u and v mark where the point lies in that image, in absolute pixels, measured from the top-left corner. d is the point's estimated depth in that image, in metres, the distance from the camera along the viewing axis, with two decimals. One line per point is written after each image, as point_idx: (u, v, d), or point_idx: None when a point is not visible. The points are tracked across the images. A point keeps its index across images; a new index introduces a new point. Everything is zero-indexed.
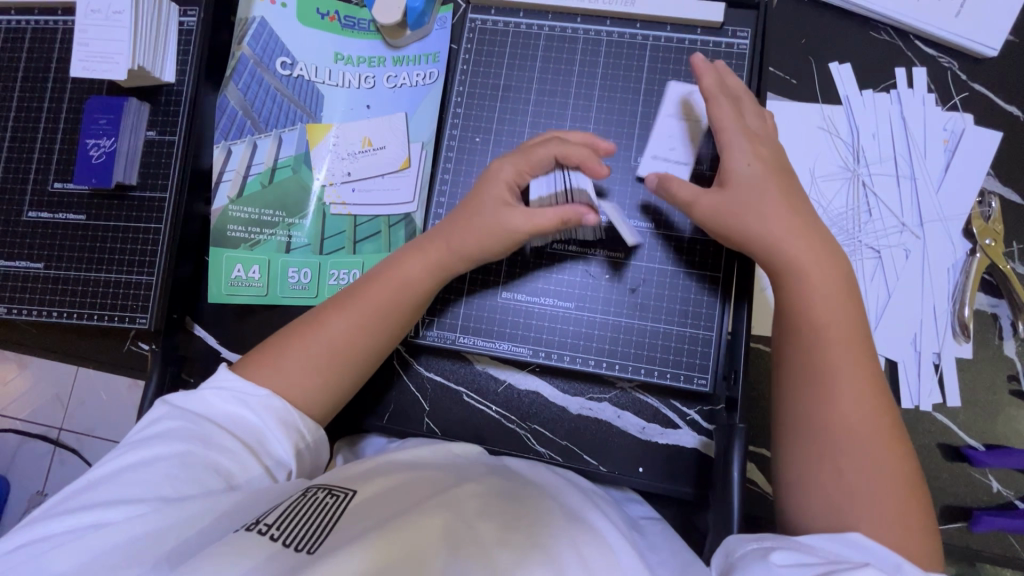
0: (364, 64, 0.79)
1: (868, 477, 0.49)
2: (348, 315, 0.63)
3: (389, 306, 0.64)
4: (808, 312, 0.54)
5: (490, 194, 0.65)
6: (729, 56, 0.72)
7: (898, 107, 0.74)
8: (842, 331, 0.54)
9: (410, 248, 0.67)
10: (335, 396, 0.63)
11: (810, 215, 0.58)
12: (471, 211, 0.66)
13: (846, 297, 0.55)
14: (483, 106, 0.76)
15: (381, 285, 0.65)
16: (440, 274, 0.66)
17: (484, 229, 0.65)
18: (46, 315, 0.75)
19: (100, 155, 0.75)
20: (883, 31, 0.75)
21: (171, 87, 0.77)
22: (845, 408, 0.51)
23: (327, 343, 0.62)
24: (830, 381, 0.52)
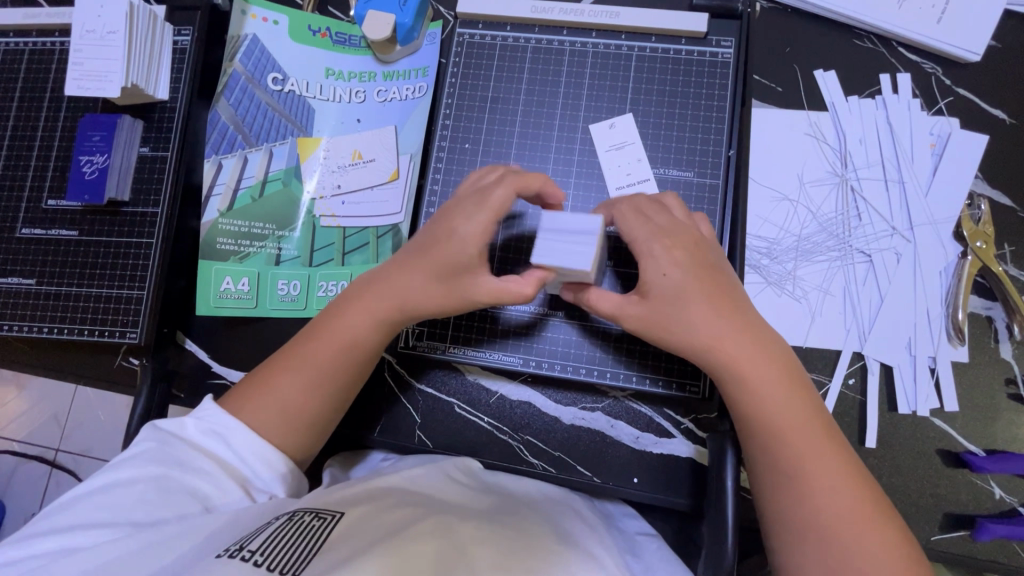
0: (355, 79, 0.81)
1: (839, 535, 0.50)
2: (297, 371, 0.61)
3: (339, 362, 0.62)
4: (752, 405, 0.54)
5: (455, 246, 0.60)
6: (714, 65, 0.73)
7: (884, 112, 0.74)
8: (788, 412, 0.54)
9: (352, 298, 0.64)
10: (309, 438, 0.62)
11: (734, 311, 0.57)
12: (427, 261, 0.61)
13: (780, 381, 0.55)
14: (472, 117, 0.77)
15: (328, 342, 0.62)
16: (384, 325, 0.63)
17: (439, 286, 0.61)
18: (37, 331, 0.75)
19: (93, 171, 0.75)
20: (865, 39, 0.76)
21: (165, 104, 0.78)
22: (807, 470, 0.52)
23: (281, 404, 0.60)
24: (798, 469, 0.52)
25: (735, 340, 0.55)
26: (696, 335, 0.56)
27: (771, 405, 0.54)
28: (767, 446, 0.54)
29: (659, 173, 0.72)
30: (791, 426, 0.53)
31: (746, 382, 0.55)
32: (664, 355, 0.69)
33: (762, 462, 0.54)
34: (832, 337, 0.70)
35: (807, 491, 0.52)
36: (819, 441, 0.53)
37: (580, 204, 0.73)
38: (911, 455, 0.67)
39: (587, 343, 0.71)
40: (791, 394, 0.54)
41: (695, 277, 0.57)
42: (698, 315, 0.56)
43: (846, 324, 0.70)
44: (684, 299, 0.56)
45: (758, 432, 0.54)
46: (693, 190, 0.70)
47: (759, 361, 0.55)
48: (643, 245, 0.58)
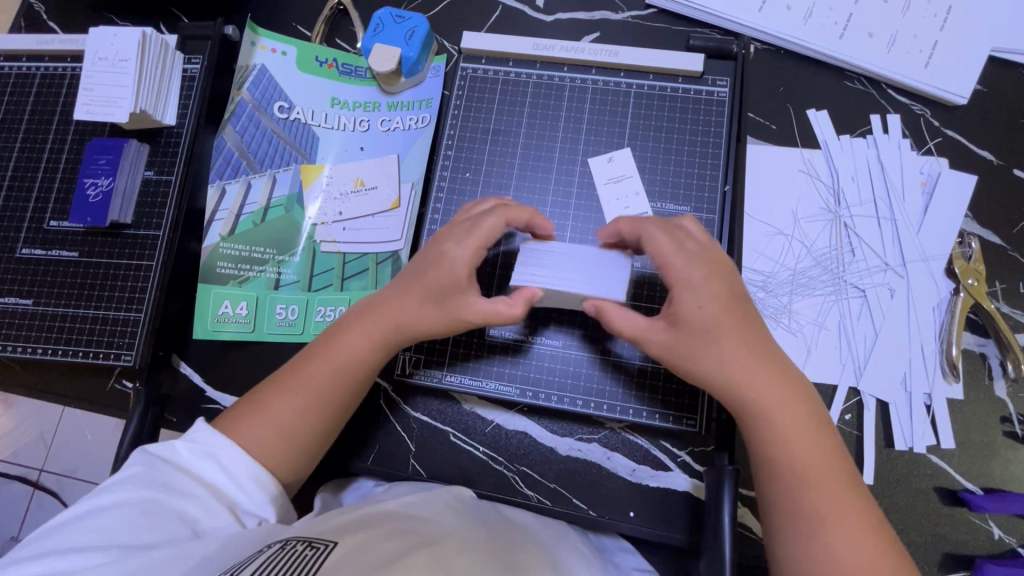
0: (360, 108, 0.83)
1: None
2: (296, 392, 0.62)
3: (335, 383, 0.63)
4: (780, 444, 0.54)
5: (449, 269, 0.62)
6: (710, 103, 0.75)
7: (875, 151, 0.76)
8: (813, 453, 0.54)
9: (350, 321, 0.65)
10: (300, 464, 0.62)
11: (767, 348, 0.57)
12: (422, 284, 0.63)
13: (808, 420, 0.55)
14: (473, 149, 0.79)
15: (326, 363, 0.63)
16: (382, 347, 0.64)
17: (433, 306, 0.63)
18: (31, 352, 0.75)
19: (97, 194, 0.76)
20: (856, 80, 0.78)
21: (172, 129, 0.79)
22: (830, 514, 0.52)
23: (276, 424, 0.60)
24: (818, 512, 0.52)
25: (764, 376, 0.56)
26: (729, 370, 0.56)
27: (799, 444, 0.54)
28: (792, 487, 0.54)
29: (656, 206, 0.73)
30: (813, 466, 0.54)
31: (771, 420, 0.55)
32: (661, 387, 0.69)
33: (780, 504, 0.54)
34: (828, 371, 0.70)
35: (829, 535, 0.51)
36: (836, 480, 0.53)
37: (578, 235, 0.74)
38: (909, 493, 0.66)
39: (584, 373, 0.71)
40: (816, 434, 0.55)
41: (730, 311, 0.57)
42: (731, 349, 0.56)
43: (842, 358, 0.71)
44: (718, 332, 0.56)
45: (778, 472, 0.54)
46: None
47: (783, 398, 0.55)
48: (681, 274, 0.57)
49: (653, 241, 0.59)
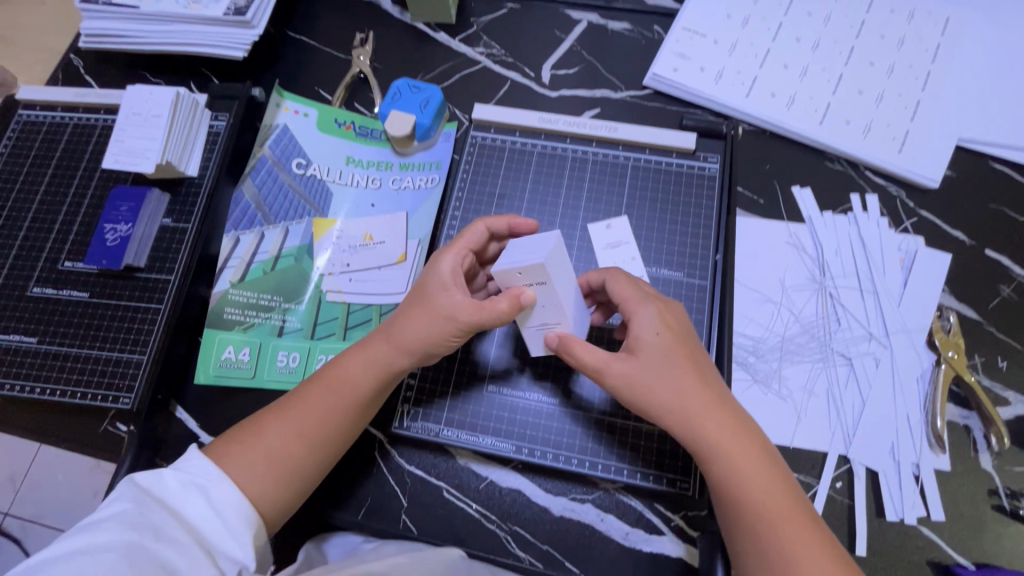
0: (373, 167, 0.88)
1: None
2: (288, 420, 0.63)
3: (330, 411, 0.64)
4: (743, 483, 0.57)
5: (435, 280, 0.64)
6: (702, 178, 0.80)
7: (856, 228, 0.81)
8: (775, 491, 0.57)
9: (351, 349, 0.67)
10: (284, 500, 0.61)
11: (719, 384, 0.62)
12: (416, 303, 0.65)
13: (767, 461, 0.58)
14: (480, 211, 0.83)
15: (322, 390, 0.64)
16: (377, 372, 0.65)
17: (427, 322, 0.63)
18: (29, 390, 0.75)
19: (115, 239, 0.78)
20: (837, 161, 0.85)
21: (193, 179, 0.83)
22: (798, 554, 0.53)
23: (265, 453, 0.61)
24: (788, 553, 0.53)
25: (722, 425, 0.59)
26: (686, 406, 0.59)
27: (760, 481, 0.57)
28: (760, 530, 0.55)
29: (652, 272, 0.77)
30: (783, 518, 0.55)
31: (730, 464, 0.57)
32: (656, 450, 0.70)
33: (752, 547, 0.55)
34: (818, 438, 0.72)
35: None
36: (808, 530, 0.55)
37: None
38: (902, 566, 0.66)
39: (580, 431, 0.72)
40: (775, 474, 0.58)
41: (683, 345, 0.62)
42: (688, 382, 0.60)
43: (832, 426, 0.72)
44: (676, 366, 0.60)
45: (747, 513, 0.56)
46: (684, 290, 0.75)
47: (741, 445, 0.58)
48: (638, 308, 0.63)
49: (620, 278, 0.66)
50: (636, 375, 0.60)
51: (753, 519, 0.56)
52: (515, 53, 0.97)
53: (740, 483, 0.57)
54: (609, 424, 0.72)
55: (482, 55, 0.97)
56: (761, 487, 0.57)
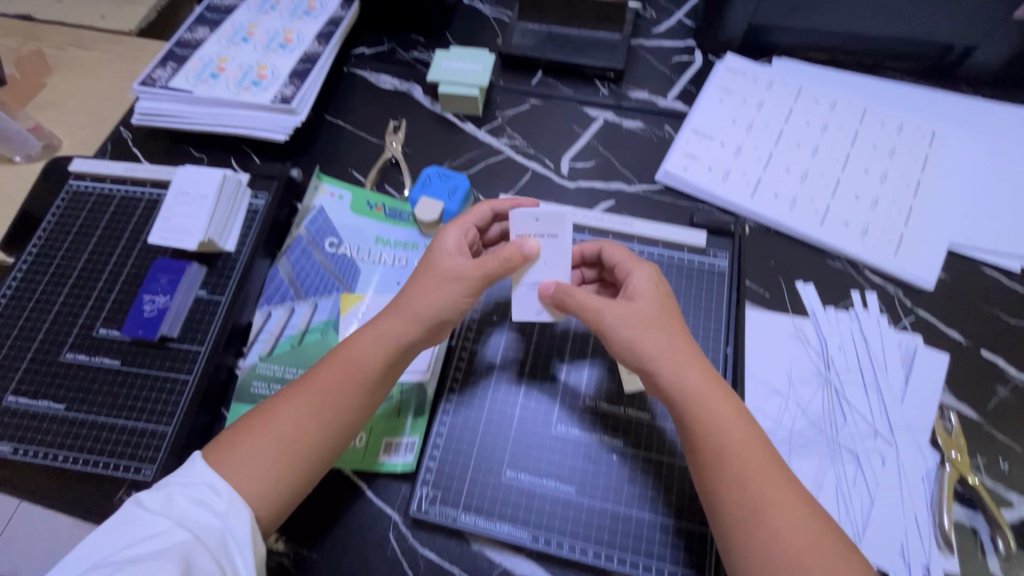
0: (400, 247, 0.93)
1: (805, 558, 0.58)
2: (297, 404, 0.69)
3: (341, 387, 0.70)
4: (719, 441, 0.64)
5: (444, 250, 0.75)
6: (712, 273, 0.86)
7: (858, 324, 0.86)
8: (748, 444, 0.64)
9: (359, 330, 0.75)
10: (296, 480, 0.67)
11: (696, 347, 0.70)
12: (424, 277, 0.74)
13: (740, 420, 0.66)
14: (501, 296, 0.88)
15: (333, 367, 0.71)
16: (385, 347, 0.72)
17: (437, 288, 0.72)
18: (52, 458, 0.76)
19: (152, 309, 0.82)
20: (837, 260, 0.90)
21: (229, 254, 0.88)
22: (766, 501, 0.61)
23: (279, 437, 0.68)
24: (758, 498, 0.61)
25: (699, 393, 0.66)
26: (666, 369, 0.67)
27: (735, 441, 0.64)
28: (733, 481, 0.63)
29: None
30: (756, 473, 0.63)
31: (707, 421, 0.65)
32: (672, 543, 0.71)
33: (730, 499, 0.62)
34: None
35: (773, 528, 0.60)
36: (780, 483, 0.62)
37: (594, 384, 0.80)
38: None
39: (597, 522, 0.73)
40: (744, 428, 0.65)
41: (667, 306, 0.71)
42: (673, 341, 0.68)
43: (841, 523, 0.74)
44: (664, 327, 0.69)
45: (724, 461, 0.64)
46: None
47: (714, 406, 0.66)
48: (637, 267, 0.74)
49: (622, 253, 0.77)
50: (620, 326, 0.69)
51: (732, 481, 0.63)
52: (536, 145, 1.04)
53: (717, 447, 0.64)
54: (625, 517, 0.73)
55: (506, 145, 1.05)
56: (736, 446, 0.64)
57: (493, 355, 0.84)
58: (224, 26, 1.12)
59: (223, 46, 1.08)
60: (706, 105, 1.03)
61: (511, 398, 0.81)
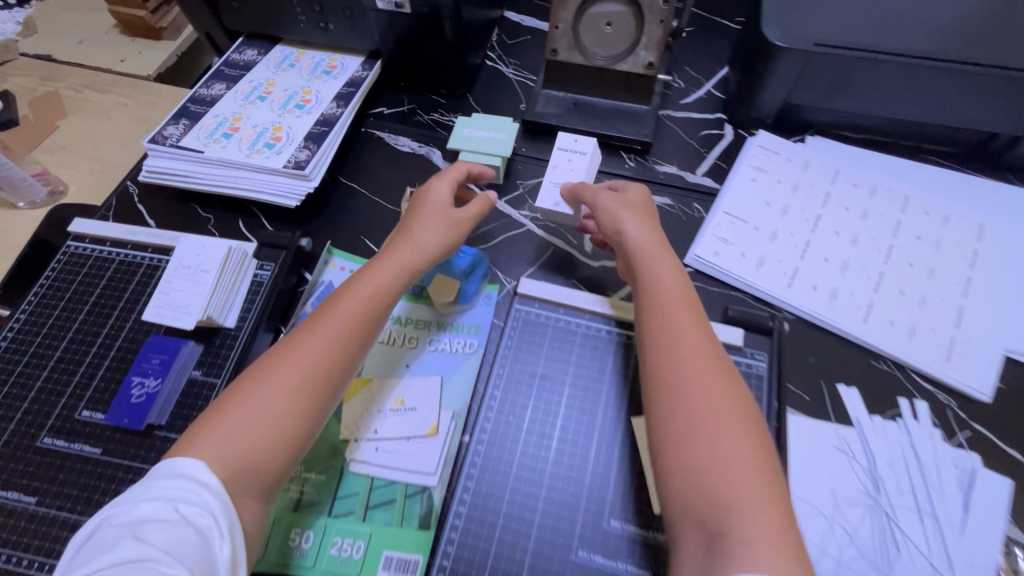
0: (411, 326, 0.90)
1: (767, 541, 0.53)
2: (319, 335, 0.69)
3: (359, 317, 0.72)
4: (695, 393, 0.63)
5: (438, 200, 0.83)
6: (750, 375, 0.79)
7: (908, 437, 0.78)
8: (725, 399, 0.63)
9: (374, 262, 0.78)
10: (291, 433, 0.63)
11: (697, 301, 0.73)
12: (421, 215, 0.82)
13: (727, 373, 0.66)
14: (520, 392, 0.81)
15: (357, 281, 0.75)
16: (400, 273, 0.77)
17: (437, 225, 0.81)
18: (14, 562, 0.68)
19: (141, 395, 0.76)
20: (883, 361, 0.83)
21: (228, 330, 0.82)
22: (728, 457, 0.59)
23: (304, 365, 0.66)
24: (724, 460, 0.59)
25: (680, 325, 0.69)
26: (648, 271, 0.75)
27: (718, 403, 0.63)
28: (702, 439, 0.60)
29: None
30: (724, 428, 0.61)
31: (688, 373, 0.65)
32: None
33: (698, 460, 0.59)
34: None
35: (733, 484, 0.57)
36: (747, 445, 0.60)
37: (619, 500, 0.73)
38: None
39: None
40: (728, 382, 0.65)
41: (664, 251, 0.77)
42: (671, 285, 0.73)
43: None
44: (660, 257, 0.76)
45: (697, 430, 0.61)
46: None
47: (676, 286, 0.73)
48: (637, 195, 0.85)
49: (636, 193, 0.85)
50: (627, 237, 0.79)
51: (688, 429, 0.62)
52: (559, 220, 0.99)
53: (684, 385, 0.64)
54: None
55: (528, 219, 1.00)
56: (709, 402, 0.63)
57: (510, 458, 0.77)
58: (241, 84, 1.10)
59: (239, 105, 1.06)
60: (738, 185, 0.98)
61: (528, 509, 0.73)
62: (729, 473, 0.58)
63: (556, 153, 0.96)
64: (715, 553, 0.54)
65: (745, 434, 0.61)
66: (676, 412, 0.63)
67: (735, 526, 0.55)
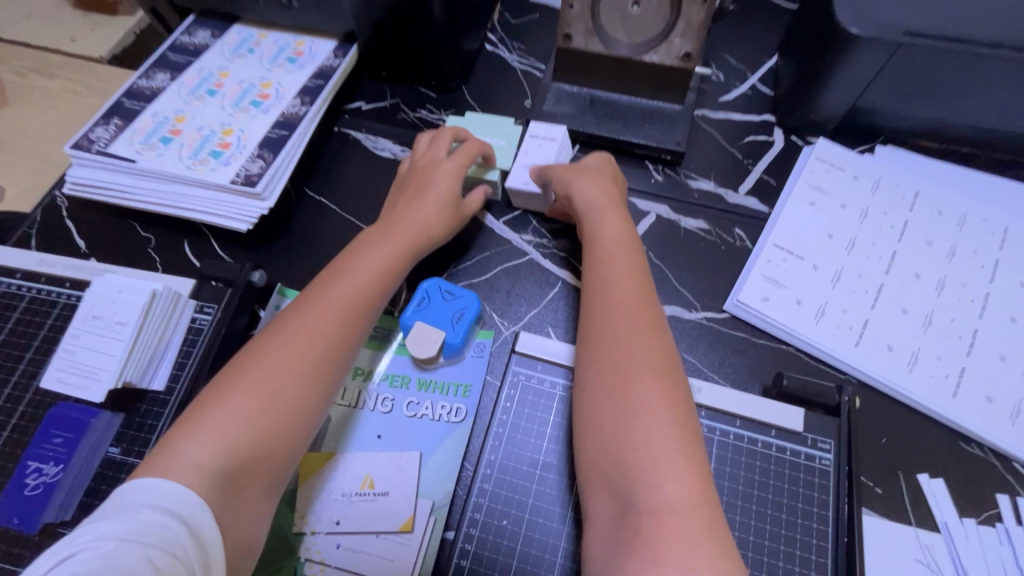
0: (386, 382, 0.73)
1: (678, 514, 0.47)
2: (323, 312, 0.61)
3: (353, 293, 0.63)
4: (620, 355, 0.56)
5: (438, 168, 0.76)
6: (811, 471, 0.62)
7: (1011, 549, 0.61)
8: (647, 361, 0.55)
9: (373, 235, 0.70)
10: (281, 417, 0.55)
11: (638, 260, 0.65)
12: (419, 185, 0.75)
13: (658, 337, 0.58)
14: (517, 483, 0.65)
15: (351, 256, 0.67)
16: (404, 251, 0.69)
17: (434, 197, 0.73)
18: None
19: (36, 485, 0.60)
20: (975, 445, 0.66)
21: (157, 394, 0.67)
22: (649, 427, 0.51)
23: (296, 343, 0.58)
24: (640, 421, 0.51)
25: (614, 277, 0.62)
26: (596, 225, 0.68)
27: (642, 364, 0.55)
28: (616, 406, 0.53)
29: None
30: (636, 385, 0.54)
31: (616, 332, 0.58)
32: None
33: (614, 429, 0.53)
34: None
35: (640, 451, 0.50)
36: (664, 413, 0.52)
37: None
38: None
39: None
40: (654, 341, 0.57)
41: (611, 208, 0.70)
42: (610, 244, 0.66)
43: None
44: (601, 213, 0.69)
45: (622, 379, 0.54)
46: None
47: (616, 242, 0.66)
48: (595, 158, 0.77)
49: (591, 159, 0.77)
50: (578, 194, 0.72)
51: (602, 389, 0.55)
52: (569, 247, 0.81)
53: (605, 345, 0.57)
54: None
55: (530, 245, 0.82)
56: (625, 360, 0.55)
57: (505, 571, 0.61)
58: (188, 73, 0.91)
59: (184, 101, 0.88)
60: (792, 209, 0.79)
61: None
62: (641, 436, 0.51)
63: (524, 139, 0.83)
64: (624, 537, 0.48)
65: (662, 392, 0.53)
66: (599, 378, 0.56)
67: (642, 496, 0.48)
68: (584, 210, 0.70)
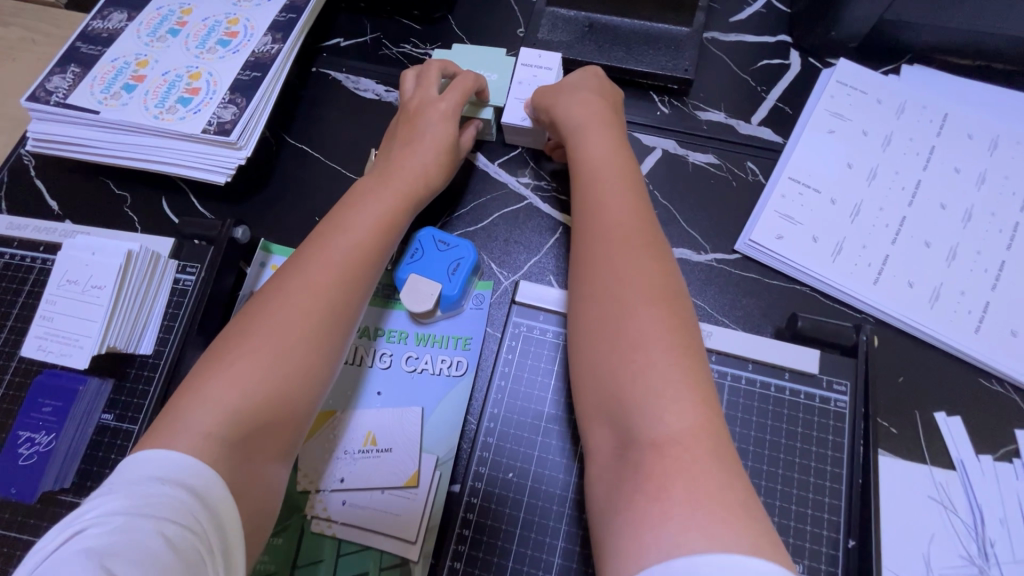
0: (382, 338, 0.71)
1: (682, 443, 0.42)
2: (319, 263, 0.56)
3: (357, 246, 0.58)
4: (615, 284, 0.52)
5: (431, 109, 0.69)
6: (825, 415, 0.60)
7: None
8: (644, 286, 0.51)
9: (370, 185, 0.64)
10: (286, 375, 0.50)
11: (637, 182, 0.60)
12: (411, 129, 0.69)
13: (657, 261, 0.53)
14: (522, 436, 0.63)
15: (348, 205, 0.62)
16: (406, 201, 0.64)
17: (429, 144, 0.68)
18: None
19: (30, 455, 0.59)
20: (996, 381, 0.64)
21: (146, 359, 0.64)
22: (649, 357, 0.47)
23: (295, 296, 0.54)
24: (638, 351, 0.47)
25: (609, 202, 0.57)
26: (585, 144, 0.63)
27: (636, 289, 0.50)
28: (611, 337, 0.50)
29: None
30: (634, 314, 0.49)
31: (610, 257, 0.53)
32: None
33: (609, 362, 0.49)
34: None
35: (639, 380, 0.46)
36: (663, 340, 0.47)
37: None
38: None
39: None
40: (652, 266, 0.52)
41: (601, 124, 0.64)
42: (602, 165, 0.60)
43: None
44: (590, 130, 0.63)
45: (616, 309, 0.50)
46: None
47: (608, 161, 0.61)
48: (582, 74, 0.71)
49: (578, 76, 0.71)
50: (568, 115, 0.66)
51: (599, 322, 0.51)
52: (570, 190, 0.76)
53: (600, 275, 0.53)
54: None
55: (528, 189, 0.76)
56: (621, 288, 0.51)
57: (512, 523, 0.60)
58: (147, 12, 0.83)
59: (144, 43, 0.80)
60: (810, 139, 0.73)
61: None
62: (638, 365, 0.47)
63: (516, 68, 0.76)
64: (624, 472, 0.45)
65: (663, 321, 0.48)
66: (593, 310, 0.52)
67: (642, 427, 0.44)
68: (573, 130, 0.65)
